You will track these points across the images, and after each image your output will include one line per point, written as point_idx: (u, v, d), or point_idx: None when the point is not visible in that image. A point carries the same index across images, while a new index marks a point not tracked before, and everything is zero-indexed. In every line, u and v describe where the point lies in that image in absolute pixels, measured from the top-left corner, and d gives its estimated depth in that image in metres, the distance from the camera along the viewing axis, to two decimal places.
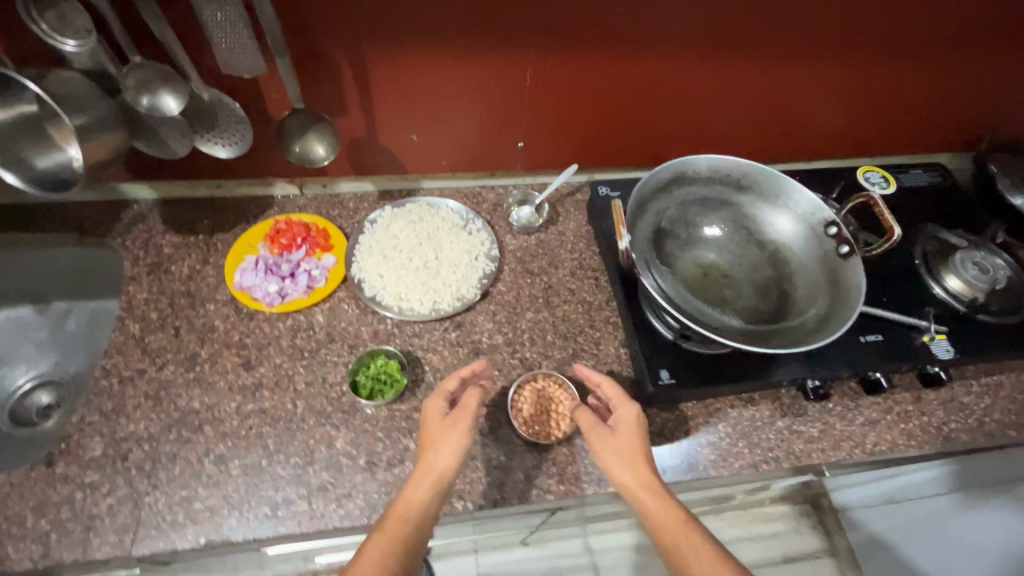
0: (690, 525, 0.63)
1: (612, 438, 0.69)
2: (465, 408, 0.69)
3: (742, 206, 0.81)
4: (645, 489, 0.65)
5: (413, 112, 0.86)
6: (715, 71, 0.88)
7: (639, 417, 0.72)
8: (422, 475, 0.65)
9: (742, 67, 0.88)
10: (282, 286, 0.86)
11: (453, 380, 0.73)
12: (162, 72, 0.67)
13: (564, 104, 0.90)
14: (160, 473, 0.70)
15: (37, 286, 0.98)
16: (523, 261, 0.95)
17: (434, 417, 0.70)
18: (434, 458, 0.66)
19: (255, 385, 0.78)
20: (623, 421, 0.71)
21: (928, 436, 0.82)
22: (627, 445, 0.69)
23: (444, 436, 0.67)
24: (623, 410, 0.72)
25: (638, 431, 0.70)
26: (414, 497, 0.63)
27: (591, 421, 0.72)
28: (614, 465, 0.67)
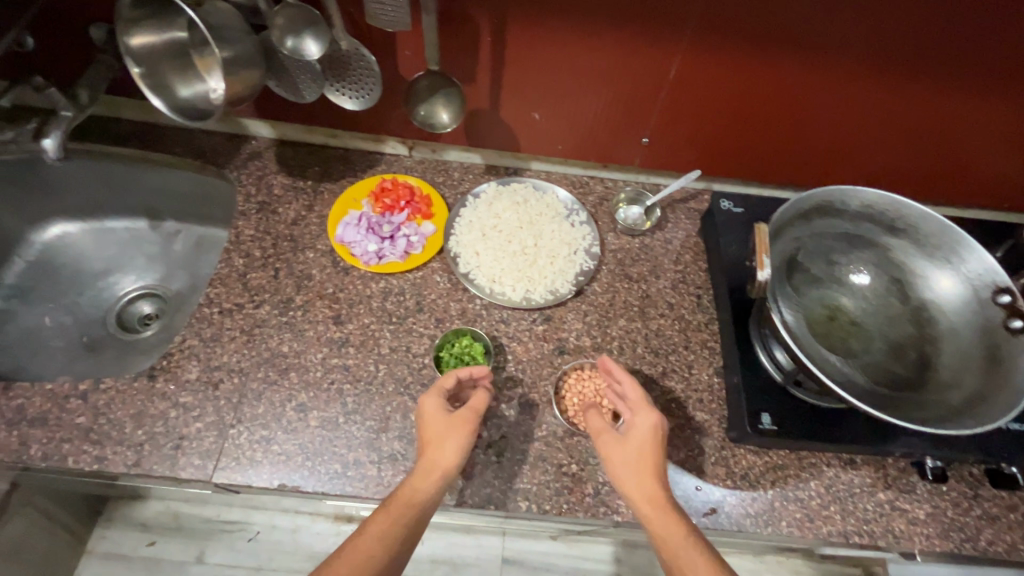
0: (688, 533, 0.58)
1: (624, 445, 0.64)
2: (473, 407, 0.67)
3: (890, 250, 0.71)
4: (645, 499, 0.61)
5: (541, 89, 0.81)
6: (889, 93, 0.77)
7: (659, 427, 0.65)
8: (426, 470, 0.62)
9: (922, 91, 0.77)
10: (381, 247, 0.85)
11: (451, 378, 0.70)
12: (310, 15, 0.66)
13: (702, 103, 0.82)
14: (245, 408, 0.73)
15: (156, 205, 1.05)
16: (623, 263, 0.90)
17: (437, 412, 0.66)
18: (437, 453, 0.63)
19: (342, 341, 0.79)
20: (637, 429, 0.65)
21: None
22: (637, 452, 0.64)
23: (451, 431, 0.64)
24: (640, 417, 0.66)
25: (654, 440, 0.65)
26: (421, 488, 0.61)
27: (603, 424, 0.68)
28: (622, 471, 0.63)
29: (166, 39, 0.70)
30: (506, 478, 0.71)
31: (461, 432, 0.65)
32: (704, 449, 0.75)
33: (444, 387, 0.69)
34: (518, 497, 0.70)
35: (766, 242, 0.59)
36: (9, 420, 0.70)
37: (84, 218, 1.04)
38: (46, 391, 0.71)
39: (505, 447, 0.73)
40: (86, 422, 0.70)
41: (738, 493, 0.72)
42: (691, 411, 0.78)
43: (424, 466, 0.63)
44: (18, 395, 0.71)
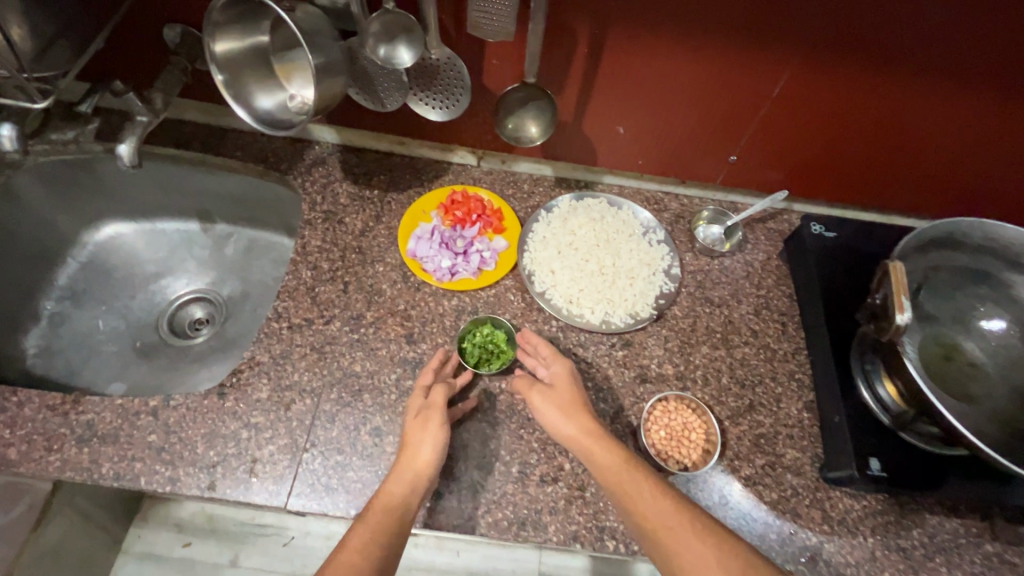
0: (636, 468, 0.60)
1: (552, 393, 0.67)
2: (436, 402, 0.67)
3: (1012, 289, 0.66)
4: (585, 438, 0.62)
5: (631, 104, 0.77)
6: (1010, 120, 0.72)
7: (572, 371, 0.70)
8: (400, 469, 0.61)
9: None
10: (454, 263, 0.82)
11: (428, 373, 0.71)
12: (407, 22, 0.62)
13: (799, 122, 0.78)
14: (319, 431, 0.70)
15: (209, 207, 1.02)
16: (703, 286, 0.85)
17: (411, 414, 0.67)
18: (413, 454, 0.62)
19: (416, 362, 0.75)
20: (557, 376, 0.69)
21: None
22: (566, 398, 0.67)
23: (418, 426, 0.65)
24: (554, 367, 0.71)
25: (572, 383, 0.69)
26: (394, 489, 0.59)
27: (529, 382, 0.70)
28: (557, 418, 0.65)
29: (247, 43, 0.67)
30: (592, 515, 0.67)
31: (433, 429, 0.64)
32: (797, 490, 0.71)
33: (424, 385, 0.70)
34: (605, 536, 0.66)
35: (903, 280, 0.55)
36: (80, 436, 0.67)
37: (137, 219, 1.02)
38: (116, 407, 0.69)
39: (588, 481, 0.69)
40: (157, 441, 0.68)
41: (837, 540, 0.68)
42: (782, 449, 0.73)
43: (400, 470, 0.61)
44: (88, 410, 0.69)
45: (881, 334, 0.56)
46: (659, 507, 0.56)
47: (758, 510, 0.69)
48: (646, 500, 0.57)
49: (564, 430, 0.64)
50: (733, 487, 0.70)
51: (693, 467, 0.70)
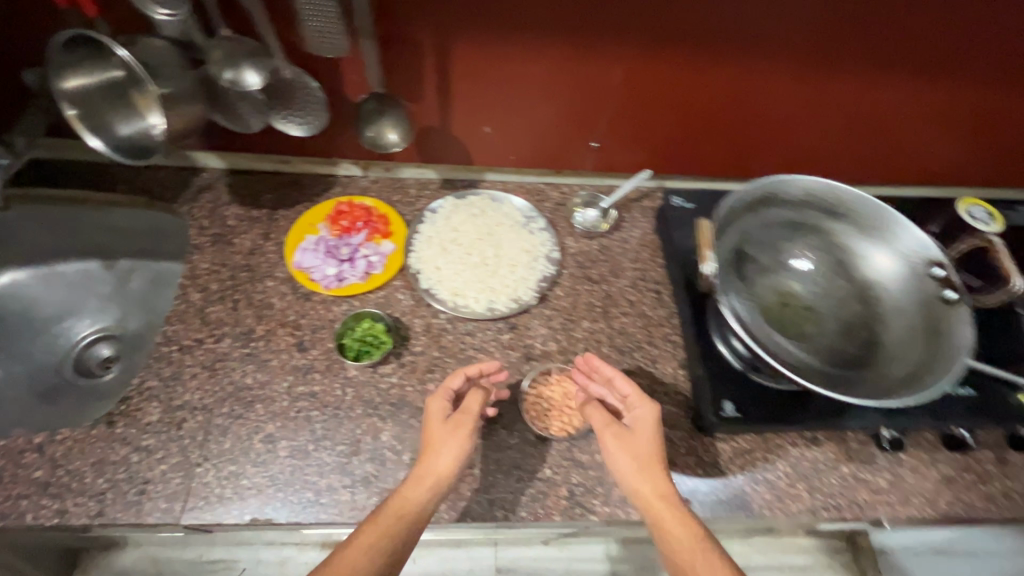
0: (707, 544, 0.60)
1: (630, 439, 0.67)
2: (469, 410, 0.69)
3: (834, 236, 0.74)
4: (655, 500, 0.63)
5: (490, 104, 0.82)
6: (817, 84, 0.82)
7: (657, 421, 0.69)
8: (421, 476, 0.64)
9: (843, 82, 0.82)
10: (340, 270, 0.85)
11: (460, 378, 0.72)
12: (250, 47, 0.66)
13: (645, 105, 0.85)
14: (211, 445, 0.71)
15: (106, 243, 0.99)
16: (583, 266, 0.91)
17: (436, 417, 0.69)
18: (435, 463, 0.65)
19: (307, 368, 0.78)
20: (641, 423, 0.68)
21: (1010, 503, 0.76)
22: (644, 445, 0.67)
23: (449, 432, 0.67)
24: (640, 410, 0.69)
25: (656, 439, 0.67)
26: (410, 496, 0.63)
27: (606, 419, 0.70)
28: (627, 463, 0.66)
29: (100, 79, 0.68)
30: (482, 490, 0.71)
31: (460, 438, 0.67)
32: (673, 441, 0.77)
33: (448, 389, 0.71)
34: (494, 508, 0.70)
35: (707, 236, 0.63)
36: None
37: (29, 265, 0.97)
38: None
39: (479, 458, 0.73)
40: (43, 476, 0.68)
41: (710, 481, 0.74)
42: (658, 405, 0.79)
43: (419, 475, 0.65)
44: None
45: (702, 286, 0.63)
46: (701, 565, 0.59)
47: None
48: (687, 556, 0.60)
49: (632, 486, 0.64)
50: None
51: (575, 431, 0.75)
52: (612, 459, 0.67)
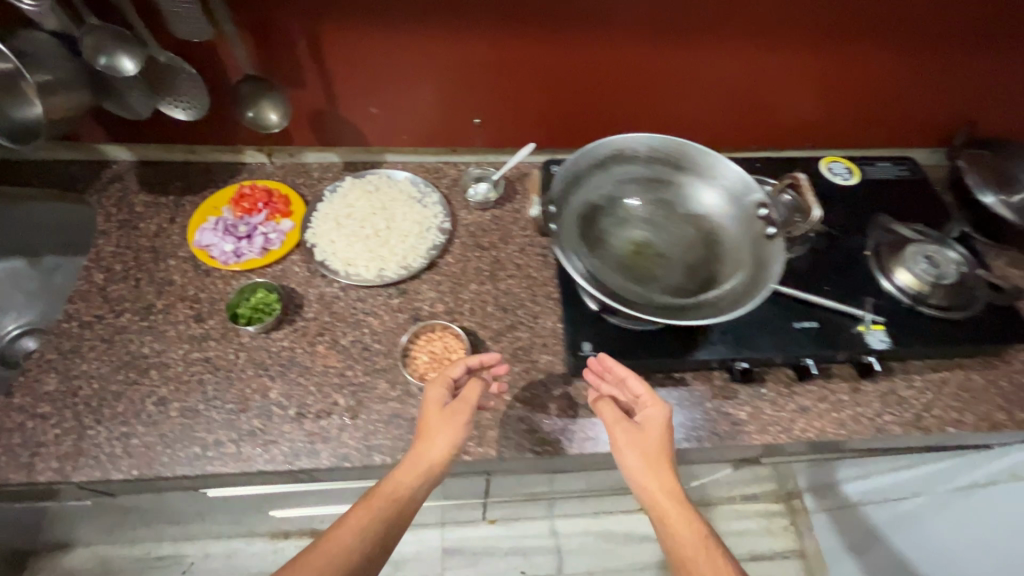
0: (712, 547, 0.60)
1: (638, 436, 0.67)
2: (465, 400, 0.72)
3: (682, 185, 0.80)
4: (659, 492, 0.63)
5: (371, 87, 0.88)
6: (666, 53, 0.90)
7: (666, 419, 0.68)
8: (414, 462, 0.68)
9: (689, 51, 0.90)
10: (238, 247, 0.90)
11: (459, 367, 0.75)
12: (119, 35, 0.71)
13: (517, 81, 0.91)
14: (105, 409, 0.76)
15: (31, 240, 1.04)
16: (475, 235, 0.97)
17: (434, 404, 0.72)
18: (429, 449, 0.69)
19: (202, 336, 0.83)
20: (651, 421, 0.68)
21: (859, 426, 0.82)
22: (653, 444, 0.66)
23: (445, 420, 0.71)
24: (650, 408, 0.69)
25: (665, 434, 0.67)
26: (404, 482, 0.66)
27: (616, 414, 0.70)
28: (636, 460, 0.66)
29: None
30: (362, 437, 0.76)
31: (454, 425, 0.70)
32: (548, 386, 0.82)
33: (449, 378, 0.74)
34: (373, 453, 0.75)
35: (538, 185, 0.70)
36: None
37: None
38: None
39: (362, 409, 0.78)
40: None
41: (580, 420, 0.80)
42: (536, 355, 0.85)
43: (413, 462, 0.68)
44: None
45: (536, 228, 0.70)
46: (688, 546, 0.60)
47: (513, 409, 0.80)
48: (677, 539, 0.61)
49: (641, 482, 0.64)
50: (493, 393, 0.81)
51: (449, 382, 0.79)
52: (620, 454, 0.67)
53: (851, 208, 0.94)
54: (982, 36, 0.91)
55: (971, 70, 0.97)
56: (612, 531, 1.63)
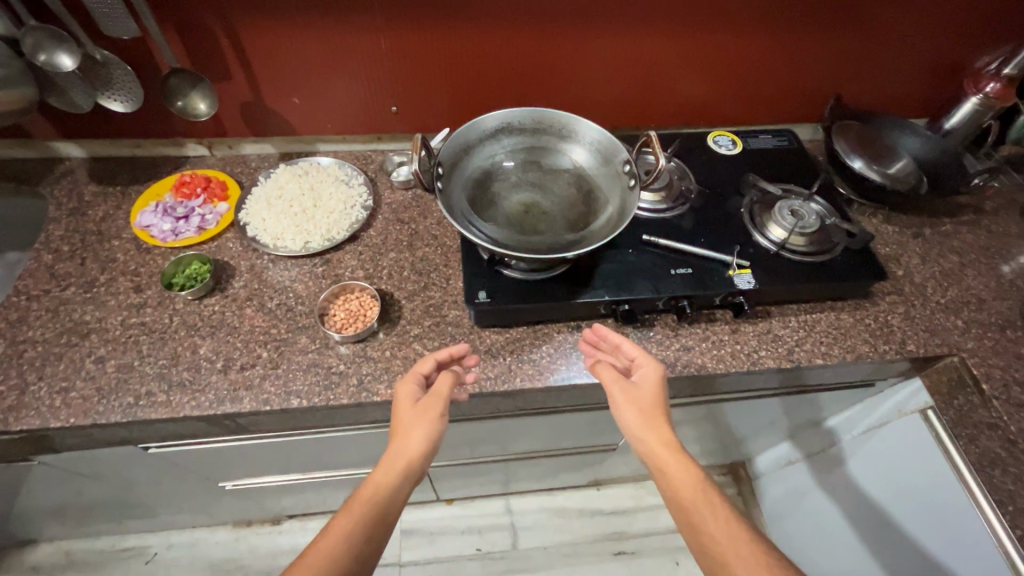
0: (706, 487, 0.71)
1: (637, 393, 0.78)
2: (438, 392, 0.78)
3: (565, 153, 0.90)
4: (659, 446, 0.74)
5: (292, 79, 1.00)
6: (552, 41, 1.02)
7: (660, 377, 0.79)
8: (393, 456, 0.74)
9: (572, 38, 1.02)
10: (175, 226, 1.00)
11: (428, 362, 0.81)
12: (55, 34, 0.82)
13: (423, 70, 1.03)
14: (47, 368, 0.84)
15: None
16: (397, 211, 1.07)
17: (408, 400, 0.78)
18: (405, 443, 0.74)
19: (140, 304, 0.91)
20: (646, 379, 0.79)
21: (737, 360, 0.91)
22: (649, 401, 0.77)
23: (417, 415, 0.77)
24: (647, 369, 0.80)
25: (659, 391, 0.79)
26: (381, 483, 0.72)
27: (615, 375, 0.80)
28: (635, 413, 0.76)
29: None
30: (282, 384, 0.84)
31: (428, 418, 0.77)
32: (455, 336, 0.91)
33: (419, 373, 0.80)
34: (291, 396, 0.83)
35: (419, 144, 0.80)
36: None
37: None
38: None
39: (283, 360, 0.87)
40: None
41: (482, 363, 0.88)
42: (446, 310, 0.94)
43: (391, 460, 0.73)
44: None
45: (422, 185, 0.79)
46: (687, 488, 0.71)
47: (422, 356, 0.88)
48: (681, 484, 0.71)
49: (640, 435, 0.75)
50: (404, 343, 0.89)
51: (360, 335, 0.88)
52: (620, 409, 0.78)
53: (730, 174, 1.06)
54: (834, 19, 1.04)
55: (832, 50, 1.10)
56: (565, 506, 1.70)
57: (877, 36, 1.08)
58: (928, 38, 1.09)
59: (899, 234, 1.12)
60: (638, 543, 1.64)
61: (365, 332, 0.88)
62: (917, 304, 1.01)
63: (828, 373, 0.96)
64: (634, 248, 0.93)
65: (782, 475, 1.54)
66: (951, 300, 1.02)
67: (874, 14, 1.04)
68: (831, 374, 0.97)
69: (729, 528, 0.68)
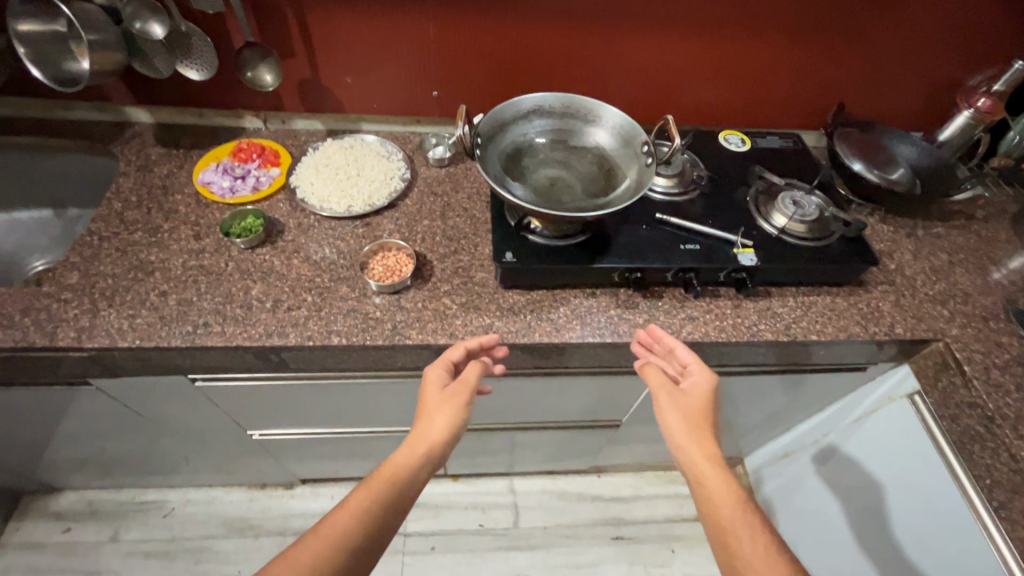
0: (744, 506, 0.75)
1: (684, 398, 0.85)
2: (465, 380, 0.86)
3: (590, 137, 1.00)
4: (698, 454, 0.79)
5: (346, 59, 1.12)
6: (581, 38, 1.13)
7: (709, 388, 0.85)
8: (416, 440, 0.80)
9: (599, 36, 1.13)
10: (233, 185, 1.10)
11: (459, 349, 0.89)
12: (151, 5, 0.94)
13: (463, 59, 1.15)
14: (116, 297, 0.93)
15: (60, 193, 1.23)
16: (431, 185, 1.17)
17: (434, 384, 0.86)
18: (427, 428, 0.81)
19: (199, 250, 1.01)
20: (695, 387, 0.85)
21: (738, 331, 0.99)
22: (693, 408, 0.84)
23: (443, 403, 0.84)
24: (698, 378, 0.86)
25: (707, 401, 0.84)
26: (401, 462, 0.79)
27: (662, 379, 0.87)
28: (681, 420, 0.82)
29: None
30: (324, 324, 0.93)
31: (453, 405, 0.84)
32: (481, 294, 1.00)
33: (449, 359, 0.88)
34: (331, 335, 0.92)
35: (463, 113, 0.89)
36: None
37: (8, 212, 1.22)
38: None
39: (325, 304, 0.96)
40: None
41: (504, 319, 0.97)
42: (474, 272, 1.03)
43: (413, 442, 0.80)
44: None
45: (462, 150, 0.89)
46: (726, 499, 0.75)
47: (451, 309, 0.97)
48: (717, 492, 0.76)
49: (684, 445, 0.80)
50: (434, 298, 0.98)
51: (395, 286, 0.97)
52: (665, 415, 0.84)
53: (738, 168, 1.16)
54: (837, 32, 1.15)
55: (836, 60, 1.20)
56: (566, 490, 1.75)
57: (878, 50, 1.19)
58: (925, 54, 1.20)
59: (894, 233, 1.20)
60: (635, 529, 1.69)
61: (401, 284, 0.97)
62: (906, 294, 1.09)
63: (821, 351, 1.04)
64: (647, 225, 1.03)
65: (779, 469, 1.59)
66: (939, 292, 1.10)
67: (874, 29, 1.15)
68: (824, 353, 1.05)
69: (765, 552, 0.71)
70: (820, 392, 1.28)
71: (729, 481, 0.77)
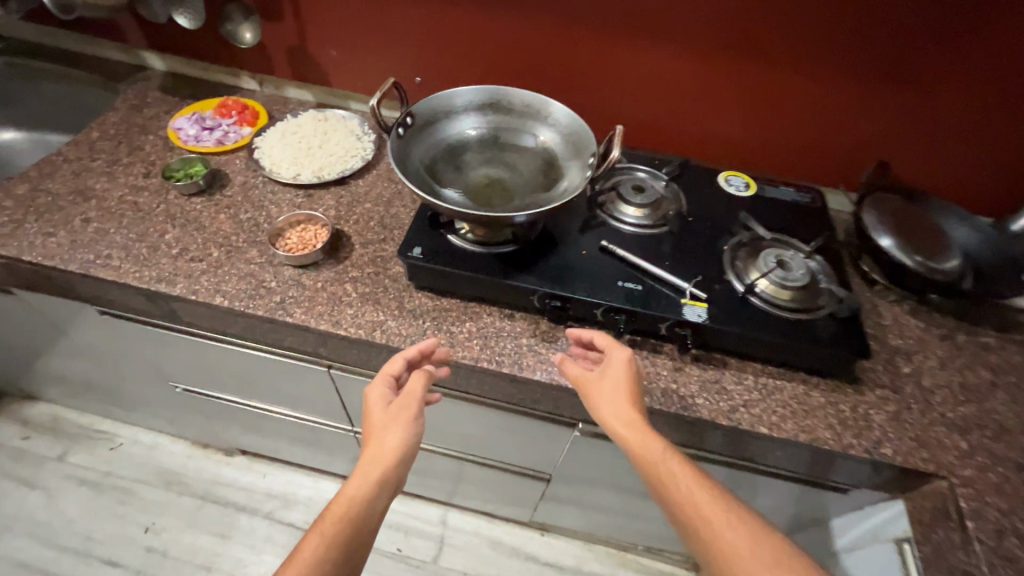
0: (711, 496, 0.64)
1: (603, 381, 0.74)
2: (412, 391, 0.73)
3: (541, 144, 0.89)
4: (655, 459, 0.67)
5: (333, 30, 1.10)
6: (572, 40, 1.02)
7: (626, 361, 0.75)
8: (370, 461, 0.67)
9: (592, 40, 1.01)
10: (200, 134, 1.11)
11: (398, 361, 0.76)
12: None
13: (447, 45, 1.08)
14: (46, 214, 0.95)
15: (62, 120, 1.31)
16: (391, 171, 1.11)
17: (381, 403, 0.72)
18: (380, 445, 0.68)
19: (141, 187, 1.02)
20: (613, 365, 0.75)
21: (666, 399, 0.81)
22: (615, 389, 0.73)
23: (397, 414, 0.71)
24: (614, 356, 0.76)
25: (629, 376, 0.74)
26: (354, 497, 0.64)
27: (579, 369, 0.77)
28: (606, 404, 0.73)
29: None
30: (215, 283, 0.88)
31: (403, 418, 0.71)
32: (388, 289, 0.91)
33: (389, 373, 0.75)
34: (216, 295, 0.87)
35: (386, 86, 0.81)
36: None
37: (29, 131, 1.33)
38: None
39: (227, 263, 0.91)
40: None
41: (400, 321, 0.87)
42: (392, 265, 0.94)
43: (366, 469, 0.66)
44: None
45: (380, 127, 0.81)
46: (718, 521, 0.62)
47: (349, 297, 0.89)
48: (707, 516, 0.62)
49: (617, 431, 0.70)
50: (338, 281, 0.91)
51: (298, 261, 0.90)
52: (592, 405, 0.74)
53: (728, 213, 0.98)
54: (884, 76, 0.94)
55: (882, 111, 0.99)
56: (502, 540, 1.57)
57: (938, 107, 0.96)
58: (1008, 124, 0.94)
59: (923, 330, 0.95)
60: None
61: (306, 260, 0.91)
62: (912, 408, 0.84)
63: (775, 450, 0.83)
64: (588, 251, 0.88)
65: None
66: (962, 417, 0.84)
67: (935, 79, 0.93)
68: (780, 453, 0.84)
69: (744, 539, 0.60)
70: (795, 511, 1.02)
71: (706, 498, 0.64)
